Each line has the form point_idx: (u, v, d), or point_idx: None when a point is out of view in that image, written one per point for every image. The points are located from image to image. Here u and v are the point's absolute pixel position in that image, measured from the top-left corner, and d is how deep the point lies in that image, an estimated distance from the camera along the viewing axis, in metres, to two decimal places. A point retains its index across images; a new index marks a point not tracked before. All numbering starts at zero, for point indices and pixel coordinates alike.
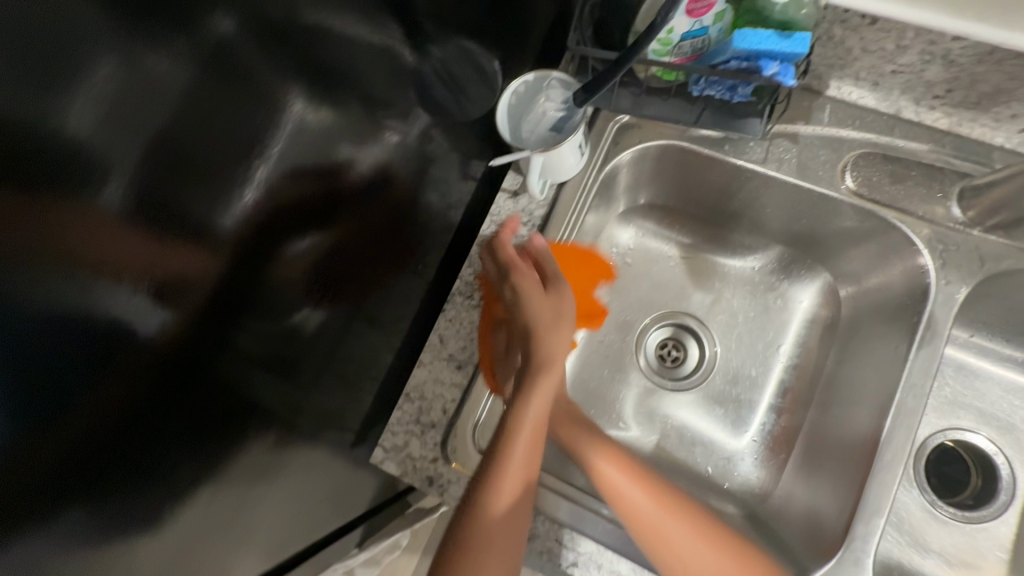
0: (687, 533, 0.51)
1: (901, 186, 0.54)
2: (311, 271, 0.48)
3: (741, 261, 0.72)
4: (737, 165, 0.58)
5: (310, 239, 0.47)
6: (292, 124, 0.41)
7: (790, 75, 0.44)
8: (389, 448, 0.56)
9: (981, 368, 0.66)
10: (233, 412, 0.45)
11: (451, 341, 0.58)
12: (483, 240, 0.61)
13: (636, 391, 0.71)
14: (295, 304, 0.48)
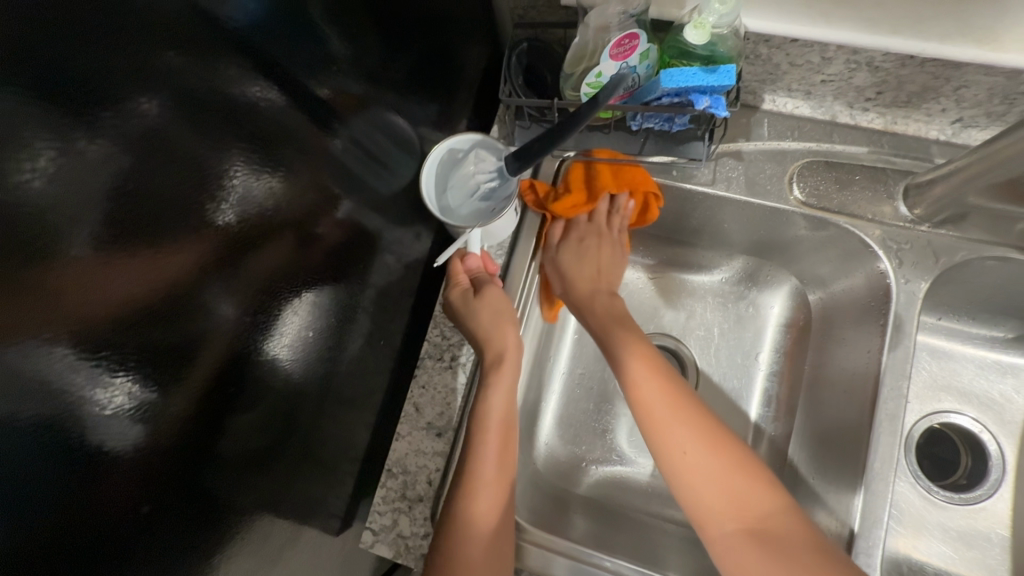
0: (705, 458, 0.47)
1: (848, 191, 0.55)
2: (286, 340, 0.46)
3: (710, 276, 0.72)
4: (687, 190, 0.58)
5: (285, 304, 0.46)
6: (242, 194, 0.39)
7: (722, 106, 0.44)
8: (378, 530, 0.54)
9: (954, 349, 0.67)
10: (225, 502, 0.43)
11: (427, 409, 0.56)
12: (445, 298, 0.60)
13: (625, 422, 0.70)
14: (277, 376, 0.46)
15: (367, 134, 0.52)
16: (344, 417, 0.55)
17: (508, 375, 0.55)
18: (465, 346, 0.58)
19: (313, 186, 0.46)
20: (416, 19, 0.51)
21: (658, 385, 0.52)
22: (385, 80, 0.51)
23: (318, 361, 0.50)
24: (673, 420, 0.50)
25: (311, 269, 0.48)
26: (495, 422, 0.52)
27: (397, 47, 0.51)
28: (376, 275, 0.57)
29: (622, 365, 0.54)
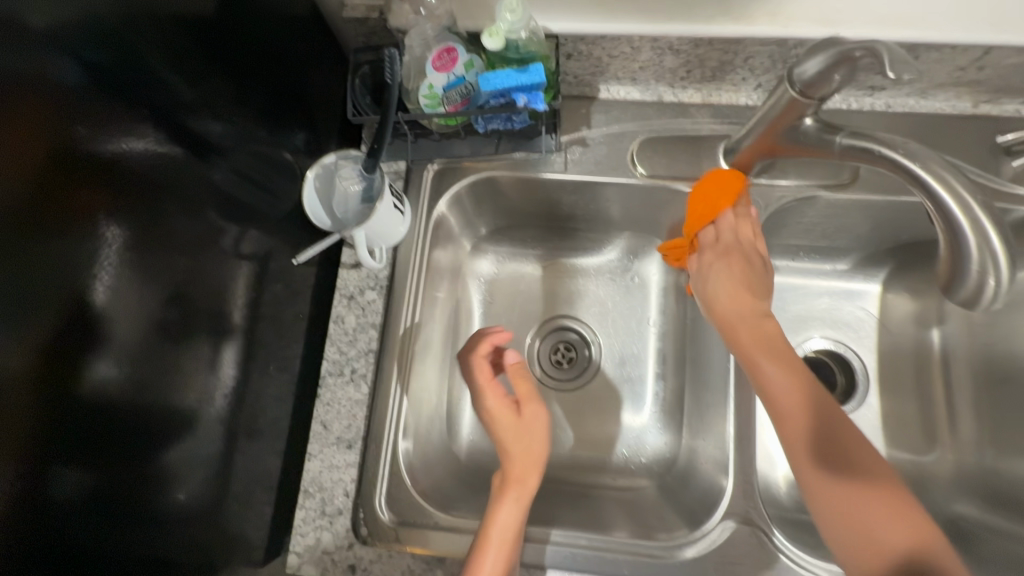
0: (784, 385, 0.48)
1: (681, 159, 0.62)
2: (183, 384, 0.47)
3: (604, 256, 0.78)
4: (545, 178, 0.63)
5: (177, 350, 0.47)
6: (115, 250, 0.40)
7: (540, 100, 0.50)
8: (303, 551, 0.55)
9: (809, 284, 0.75)
10: (136, 553, 0.43)
11: (334, 424, 0.58)
12: (339, 316, 0.61)
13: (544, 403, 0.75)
14: (179, 422, 0.47)
15: (234, 167, 0.53)
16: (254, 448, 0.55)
17: (511, 505, 0.52)
18: (364, 357, 0.60)
19: (185, 225, 0.47)
20: (259, 54, 0.54)
21: (823, 429, 0.47)
22: (240, 114, 0.53)
23: (219, 393, 0.51)
24: (800, 409, 0.47)
25: (198, 310, 0.49)
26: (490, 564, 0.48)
27: (248, 86, 0.53)
28: (267, 303, 0.58)
29: (775, 402, 0.49)
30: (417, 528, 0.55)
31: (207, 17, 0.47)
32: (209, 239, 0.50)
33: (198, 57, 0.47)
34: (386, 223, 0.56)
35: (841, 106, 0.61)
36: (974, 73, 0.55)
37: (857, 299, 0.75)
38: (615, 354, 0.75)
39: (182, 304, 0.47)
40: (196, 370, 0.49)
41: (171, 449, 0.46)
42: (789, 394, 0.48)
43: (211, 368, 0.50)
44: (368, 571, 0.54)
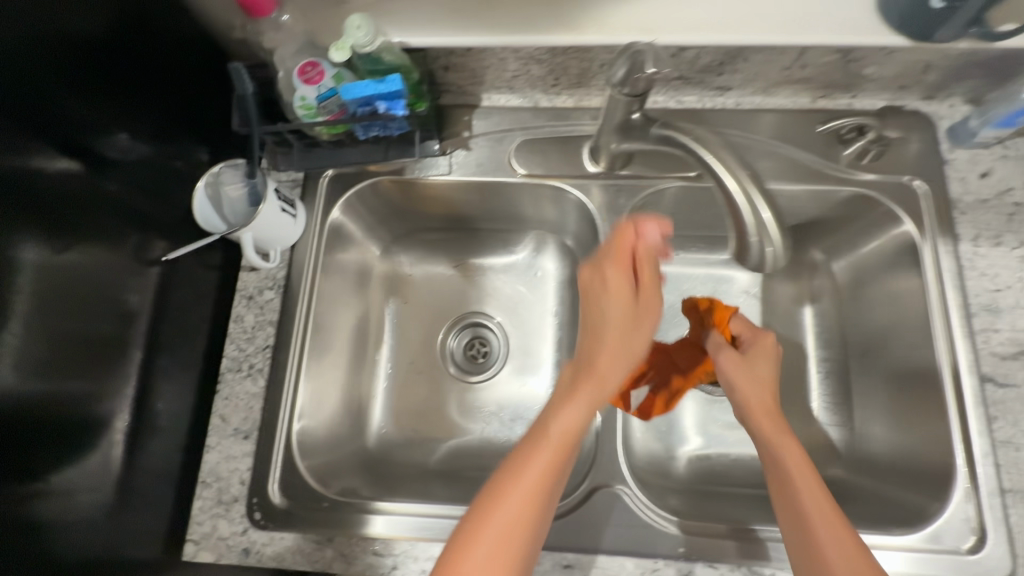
0: (807, 497, 0.46)
1: (556, 159, 0.68)
2: (97, 383, 0.52)
3: (516, 255, 0.82)
4: (428, 179, 0.68)
5: (94, 354, 0.52)
6: (31, 268, 0.46)
7: (399, 105, 0.56)
8: (199, 538, 0.58)
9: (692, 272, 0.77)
10: (48, 535, 0.47)
11: (232, 417, 0.62)
12: (241, 317, 0.66)
13: (455, 397, 0.77)
14: (93, 418, 0.52)
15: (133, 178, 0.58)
16: (155, 445, 0.57)
17: (578, 409, 0.45)
18: (261, 353, 0.64)
19: (93, 237, 0.52)
20: (152, 74, 0.58)
21: (835, 523, 0.45)
22: (138, 130, 0.58)
23: (129, 390, 0.56)
24: (827, 529, 0.45)
25: (113, 315, 0.54)
26: (540, 491, 0.42)
27: (147, 105, 0.58)
28: (173, 306, 0.61)
29: (794, 483, 0.48)
30: (309, 509, 0.59)
31: (102, 43, 0.52)
32: (109, 244, 0.54)
33: (93, 78, 0.52)
34: (272, 223, 0.60)
35: (697, 105, 0.67)
36: (801, 71, 0.62)
37: (744, 284, 0.76)
38: (525, 348, 0.79)
39: (96, 309, 0.53)
40: (112, 370, 0.54)
41: (85, 444, 0.51)
42: (820, 509, 0.46)
43: (124, 367, 0.55)
44: (261, 553, 0.57)
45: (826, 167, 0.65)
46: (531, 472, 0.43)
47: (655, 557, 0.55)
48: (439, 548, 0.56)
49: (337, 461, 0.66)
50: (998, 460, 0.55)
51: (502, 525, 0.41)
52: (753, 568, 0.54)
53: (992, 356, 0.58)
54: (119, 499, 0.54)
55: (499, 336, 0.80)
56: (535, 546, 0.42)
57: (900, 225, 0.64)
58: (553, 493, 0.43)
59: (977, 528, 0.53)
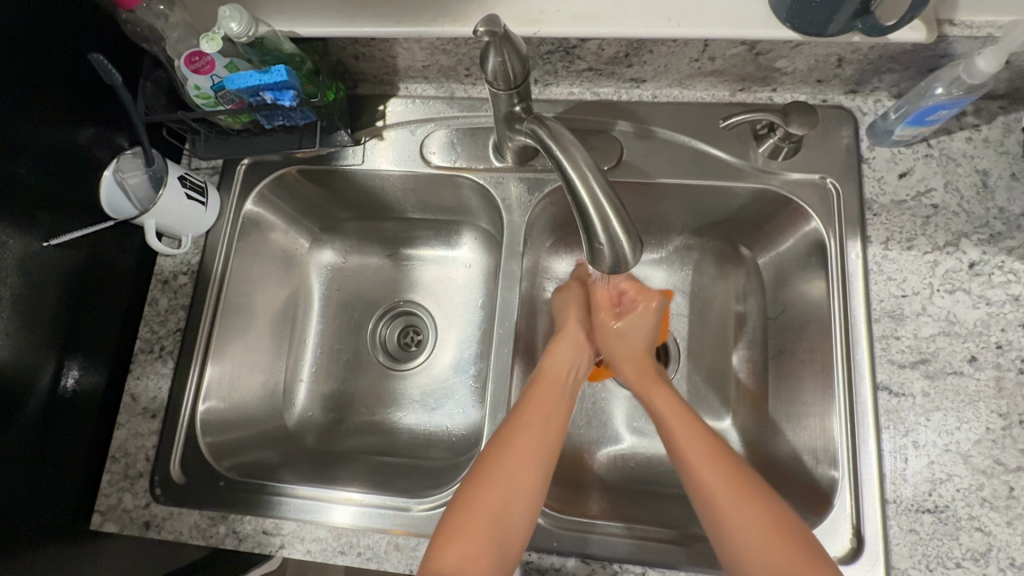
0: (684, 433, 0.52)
1: (467, 150, 0.68)
2: (11, 361, 0.55)
3: (452, 249, 0.81)
4: (343, 167, 0.69)
5: (9, 331, 0.54)
6: None
7: (288, 96, 0.57)
8: (105, 510, 0.61)
9: None
10: None
11: (143, 395, 0.65)
12: (156, 299, 0.69)
13: (383, 384, 0.78)
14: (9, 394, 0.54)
15: (55, 163, 0.59)
16: (69, 419, 0.60)
17: (542, 400, 0.55)
18: (172, 336, 0.67)
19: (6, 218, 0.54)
20: (76, 63, 0.60)
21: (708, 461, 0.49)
22: (61, 117, 0.59)
23: (44, 367, 0.58)
24: (699, 448, 0.50)
25: (31, 295, 0.57)
26: (557, 388, 0.57)
27: (60, 88, 0.58)
28: (93, 285, 0.63)
29: (671, 426, 0.53)
30: (205, 488, 0.61)
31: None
32: (19, 228, 0.55)
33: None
34: (179, 211, 0.62)
35: (613, 97, 0.66)
36: (711, 63, 0.60)
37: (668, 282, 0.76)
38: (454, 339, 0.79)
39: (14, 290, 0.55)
40: (27, 348, 0.56)
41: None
42: (693, 437, 0.51)
43: (38, 347, 0.57)
44: (160, 526, 0.60)
45: (740, 162, 0.64)
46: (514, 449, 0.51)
47: (530, 551, 0.56)
48: (324, 531, 0.58)
49: (250, 441, 0.68)
50: (885, 470, 0.54)
51: (498, 471, 0.50)
52: (625, 566, 0.55)
53: (890, 364, 0.56)
54: (32, 471, 0.56)
55: (429, 326, 0.80)
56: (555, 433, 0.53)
57: (809, 221, 0.63)
58: (551, 437, 0.53)
59: (855, 539, 0.53)
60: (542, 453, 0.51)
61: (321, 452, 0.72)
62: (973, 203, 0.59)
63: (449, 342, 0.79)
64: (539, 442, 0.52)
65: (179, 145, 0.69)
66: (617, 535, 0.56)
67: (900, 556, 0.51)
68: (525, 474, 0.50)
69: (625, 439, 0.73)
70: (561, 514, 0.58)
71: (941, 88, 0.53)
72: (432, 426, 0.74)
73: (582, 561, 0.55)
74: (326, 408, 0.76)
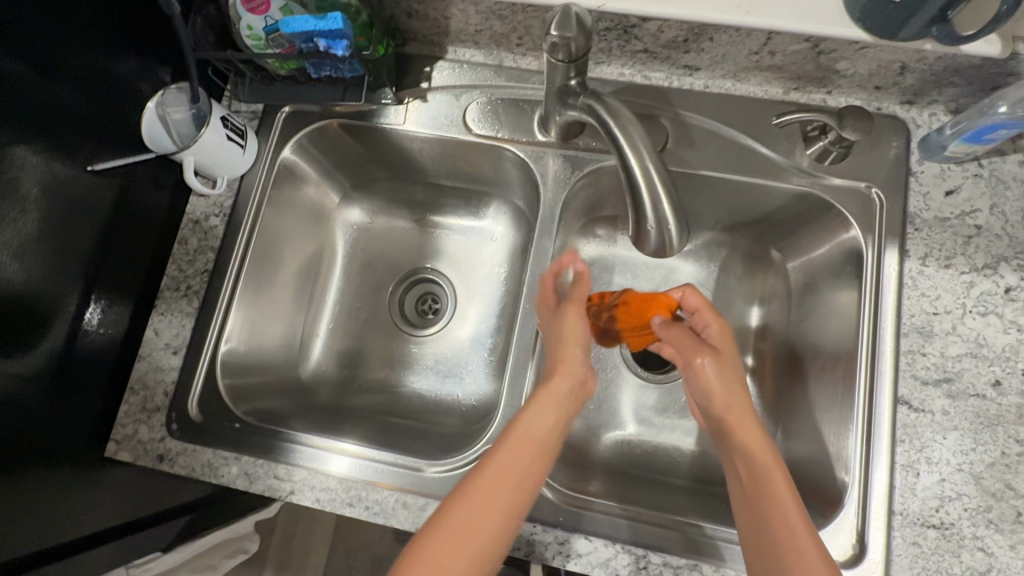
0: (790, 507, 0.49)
1: (508, 121, 0.67)
2: (42, 291, 0.55)
3: (478, 220, 0.81)
4: (384, 126, 0.69)
5: (43, 262, 0.55)
6: None
7: (340, 46, 0.56)
8: (120, 438, 0.62)
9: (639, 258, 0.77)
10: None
11: (165, 331, 0.65)
12: (186, 238, 0.68)
13: (398, 347, 0.78)
14: (39, 323, 0.55)
15: (99, 91, 0.59)
16: (97, 346, 0.61)
17: (508, 460, 0.51)
18: (199, 276, 0.67)
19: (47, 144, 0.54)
20: None
21: (801, 530, 0.47)
22: (107, 45, 0.58)
23: (76, 297, 0.58)
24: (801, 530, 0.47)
25: (66, 226, 0.57)
26: (531, 439, 0.53)
27: (108, 15, 0.58)
28: (124, 218, 0.63)
29: (766, 486, 0.50)
30: (220, 428, 0.62)
31: None
32: (60, 153, 0.55)
33: None
34: (218, 152, 0.62)
35: (663, 83, 0.65)
36: (770, 58, 0.59)
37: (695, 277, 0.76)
38: (472, 310, 0.79)
39: (51, 219, 0.55)
40: (60, 279, 0.57)
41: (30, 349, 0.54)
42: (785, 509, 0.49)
43: (70, 280, 0.58)
44: (173, 461, 0.61)
45: (785, 161, 0.63)
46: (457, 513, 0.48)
47: (535, 523, 0.56)
48: (334, 481, 0.59)
49: (266, 388, 0.69)
50: (896, 483, 0.54)
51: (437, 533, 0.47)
52: (628, 547, 0.55)
53: (913, 379, 0.56)
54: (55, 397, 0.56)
55: (449, 296, 0.80)
56: (488, 521, 0.48)
57: (849, 230, 0.62)
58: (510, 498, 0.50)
59: (857, 545, 0.53)
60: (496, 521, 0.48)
61: (333, 407, 0.73)
62: (1017, 228, 0.58)
63: (467, 313, 0.79)
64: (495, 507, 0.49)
65: (221, 85, 0.68)
66: (623, 517, 0.56)
67: (900, 567, 0.52)
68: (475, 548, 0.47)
69: (630, 426, 0.74)
70: (572, 491, 0.58)
71: (1005, 106, 0.52)
72: (442, 393, 0.75)
73: (587, 538, 0.55)
74: (341, 365, 0.76)
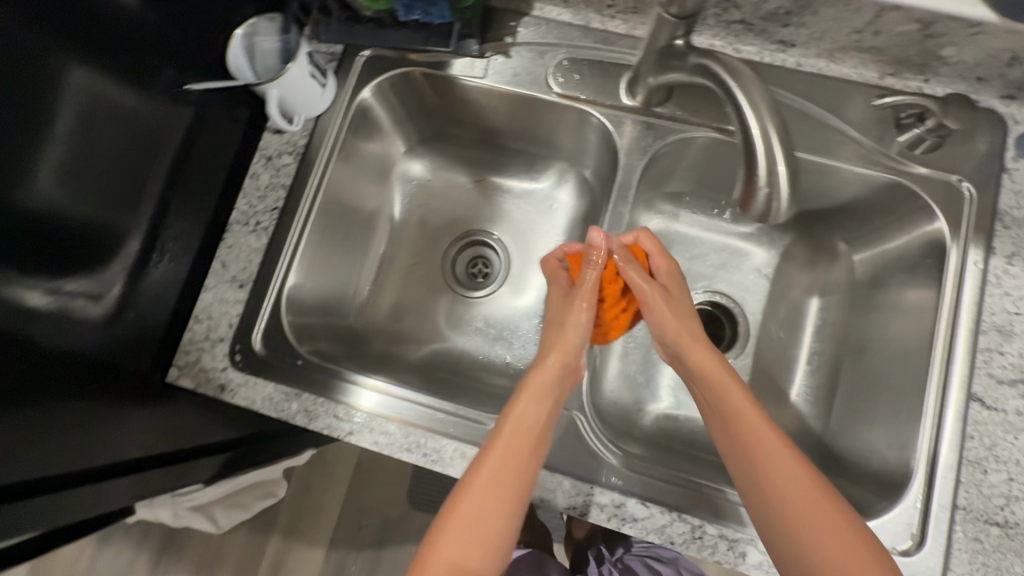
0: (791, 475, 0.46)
1: (590, 83, 0.66)
2: (118, 218, 0.55)
3: (537, 185, 0.80)
4: (465, 80, 0.68)
5: (121, 187, 0.54)
6: (73, 87, 0.47)
7: None
8: (183, 365, 0.63)
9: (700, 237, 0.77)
10: (69, 345, 0.51)
11: (232, 264, 0.65)
12: (257, 175, 0.68)
13: (450, 305, 0.78)
14: (113, 249, 0.55)
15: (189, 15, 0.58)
16: (166, 274, 0.61)
17: (504, 457, 0.47)
18: (268, 213, 0.66)
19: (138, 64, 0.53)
20: None
21: (827, 512, 0.44)
22: None
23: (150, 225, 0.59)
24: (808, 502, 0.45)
25: (144, 153, 0.56)
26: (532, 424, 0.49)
27: None
28: (199, 148, 0.63)
29: (755, 454, 0.47)
30: (282, 364, 0.62)
31: None
32: (147, 76, 0.55)
33: None
34: (300, 87, 0.61)
35: (754, 58, 0.64)
36: (874, 38, 0.58)
37: (757, 261, 0.76)
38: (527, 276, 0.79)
39: (132, 145, 0.55)
40: (135, 206, 0.57)
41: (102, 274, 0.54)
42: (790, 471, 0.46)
43: (147, 208, 0.58)
44: (235, 391, 0.62)
45: (873, 148, 0.62)
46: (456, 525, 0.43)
47: (592, 484, 0.56)
48: (393, 426, 0.59)
49: (323, 331, 0.69)
50: (961, 478, 0.54)
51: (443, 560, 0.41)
52: (684, 516, 0.55)
53: (987, 377, 0.56)
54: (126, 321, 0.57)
55: (502, 262, 0.80)
56: (495, 528, 0.43)
57: (932, 221, 0.61)
58: (518, 489, 0.46)
59: (918, 536, 0.53)
60: (498, 527, 0.44)
61: (386, 358, 0.73)
62: None
63: (521, 279, 0.79)
64: (493, 503, 0.44)
65: (303, 23, 0.68)
66: (681, 486, 0.56)
67: (959, 561, 0.52)
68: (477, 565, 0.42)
69: (663, 399, 0.74)
70: (633, 457, 0.58)
71: None
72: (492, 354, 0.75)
73: (643, 503, 0.55)
74: (394, 317, 0.76)
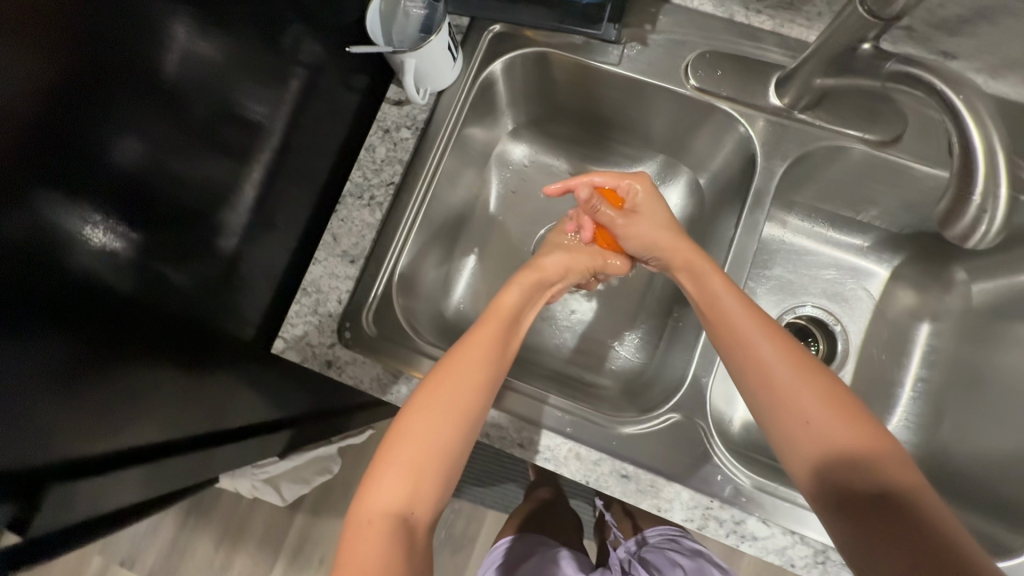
0: (791, 376, 0.48)
1: (729, 78, 0.62)
2: (220, 187, 0.53)
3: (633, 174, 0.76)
4: (596, 66, 0.65)
5: (226, 157, 0.53)
6: (181, 48, 0.44)
7: None
8: (290, 338, 0.60)
9: (807, 250, 0.75)
10: (172, 313, 0.51)
11: (343, 238, 0.63)
12: (372, 146, 0.66)
13: None
14: (217, 221, 0.54)
15: None
16: (267, 243, 0.61)
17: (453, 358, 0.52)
18: (384, 188, 0.64)
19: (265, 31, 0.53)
20: None
21: (821, 396, 0.47)
22: None
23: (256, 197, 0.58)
24: (805, 394, 0.47)
25: (249, 123, 0.54)
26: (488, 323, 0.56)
27: None
28: None
29: (758, 354, 0.50)
30: (391, 345, 0.61)
31: None
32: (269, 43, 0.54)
33: None
34: (437, 61, 0.59)
35: None
36: None
37: (872, 283, 0.75)
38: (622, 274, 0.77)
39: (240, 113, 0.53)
40: (240, 179, 0.55)
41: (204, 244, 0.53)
42: (786, 371, 0.49)
43: (252, 181, 0.57)
44: (342, 369, 0.60)
45: None
46: (429, 400, 0.50)
47: (712, 498, 0.55)
48: (506, 419, 0.58)
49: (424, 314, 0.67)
50: None
51: (407, 423, 0.49)
52: (805, 539, 0.53)
53: None
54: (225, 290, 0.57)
55: None
56: (454, 416, 0.50)
57: None
58: (463, 386, 0.51)
59: None
60: (458, 406, 0.50)
61: None
62: None
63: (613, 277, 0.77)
64: (462, 389, 0.50)
65: None
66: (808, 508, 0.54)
67: None
68: (433, 434, 0.49)
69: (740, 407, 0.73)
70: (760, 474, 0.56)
71: None
72: (586, 351, 0.73)
73: (766, 522, 0.54)
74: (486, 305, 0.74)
